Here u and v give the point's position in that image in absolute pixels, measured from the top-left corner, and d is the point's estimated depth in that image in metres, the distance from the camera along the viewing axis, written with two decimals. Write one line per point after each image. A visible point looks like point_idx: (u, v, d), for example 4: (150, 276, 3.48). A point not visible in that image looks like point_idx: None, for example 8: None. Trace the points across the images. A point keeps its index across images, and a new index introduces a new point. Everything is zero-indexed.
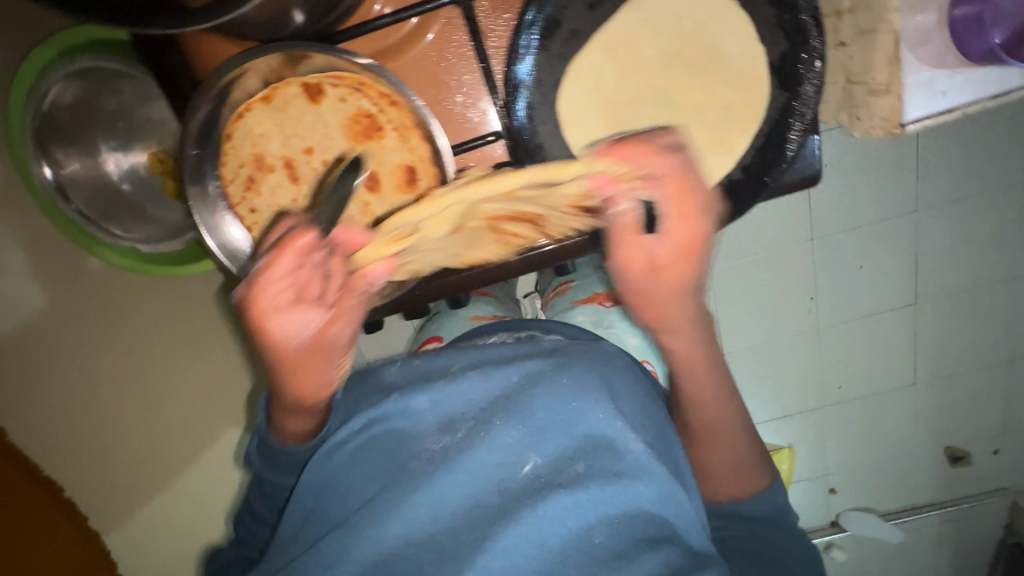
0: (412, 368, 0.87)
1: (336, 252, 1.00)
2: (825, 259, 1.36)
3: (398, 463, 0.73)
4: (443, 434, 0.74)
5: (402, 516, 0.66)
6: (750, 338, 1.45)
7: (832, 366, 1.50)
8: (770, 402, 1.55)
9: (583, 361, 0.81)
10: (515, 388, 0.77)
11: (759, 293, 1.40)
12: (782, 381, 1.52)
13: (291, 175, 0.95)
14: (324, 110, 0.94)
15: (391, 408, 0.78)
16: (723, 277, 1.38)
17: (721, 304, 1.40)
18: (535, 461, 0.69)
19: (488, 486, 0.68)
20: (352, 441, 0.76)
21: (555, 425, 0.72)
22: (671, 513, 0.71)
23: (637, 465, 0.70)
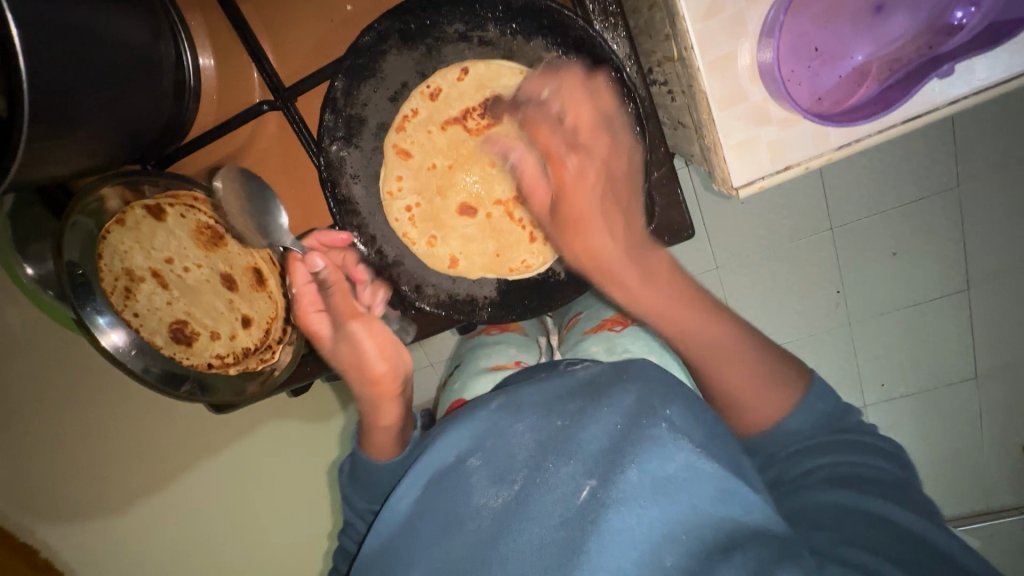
0: (472, 408, 0.65)
1: (270, 323, 0.79)
2: (944, 210, 1.03)
3: (456, 524, 0.54)
4: (493, 488, 0.54)
5: (434, 553, 0.52)
6: (817, 323, 1.19)
7: (942, 353, 1.17)
8: (834, 390, 1.26)
9: (615, 387, 0.58)
10: (556, 431, 0.56)
11: (785, 291, 1.17)
12: (893, 379, 1.22)
13: (220, 274, 0.77)
14: (176, 224, 0.74)
15: (441, 460, 0.60)
16: (795, 266, 1.14)
17: (839, 292, 1.15)
18: (590, 482, 0.51)
19: (559, 527, 0.49)
20: (425, 495, 0.58)
21: (625, 449, 0.51)
22: (744, 511, 0.48)
23: (698, 480, 0.49)
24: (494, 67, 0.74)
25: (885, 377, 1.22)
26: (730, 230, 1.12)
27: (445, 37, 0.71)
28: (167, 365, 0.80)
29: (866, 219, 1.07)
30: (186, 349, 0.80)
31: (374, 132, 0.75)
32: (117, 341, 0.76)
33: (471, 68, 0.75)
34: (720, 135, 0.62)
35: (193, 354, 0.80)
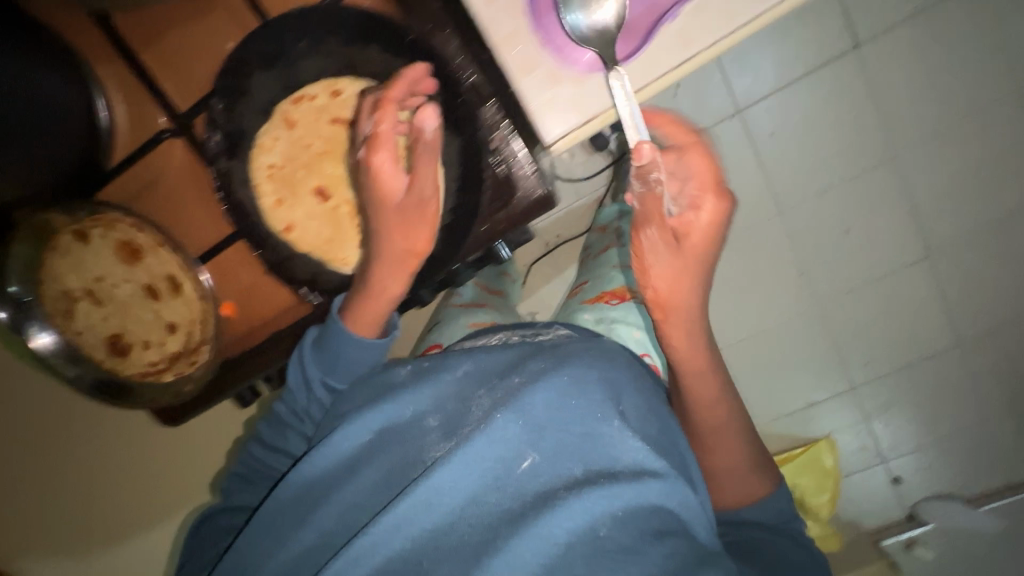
0: (425, 368, 0.62)
1: (191, 330, 0.72)
2: (885, 184, 1.09)
3: (407, 465, 0.54)
4: (443, 439, 0.55)
5: (362, 501, 0.55)
6: (791, 306, 1.18)
7: (917, 326, 1.17)
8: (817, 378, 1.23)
9: (577, 364, 0.57)
10: (511, 392, 0.55)
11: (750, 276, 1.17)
12: (875, 359, 1.20)
13: (144, 287, 0.71)
14: (97, 246, 0.69)
15: (395, 415, 0.58)
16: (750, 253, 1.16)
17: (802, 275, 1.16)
18: (533, 457, 0.52)
19: (486, 488, 0.51)
20: (366, 452, 0.57)
21: (576, 441, 0.53)
22: (669, 499, 0.52)
23: (651, 495, 0.51)
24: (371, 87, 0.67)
25: (867, 357, 1.20)
26: None
27: (292, 40, 0.65)
28: (98, 382, 0.65)
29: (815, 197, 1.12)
30: (119, 362, 0.70)
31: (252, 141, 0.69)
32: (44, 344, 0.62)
33: (341, 84, 0.69)
34: (532, 103, 0.61)
35: (126, 366, 0.70)
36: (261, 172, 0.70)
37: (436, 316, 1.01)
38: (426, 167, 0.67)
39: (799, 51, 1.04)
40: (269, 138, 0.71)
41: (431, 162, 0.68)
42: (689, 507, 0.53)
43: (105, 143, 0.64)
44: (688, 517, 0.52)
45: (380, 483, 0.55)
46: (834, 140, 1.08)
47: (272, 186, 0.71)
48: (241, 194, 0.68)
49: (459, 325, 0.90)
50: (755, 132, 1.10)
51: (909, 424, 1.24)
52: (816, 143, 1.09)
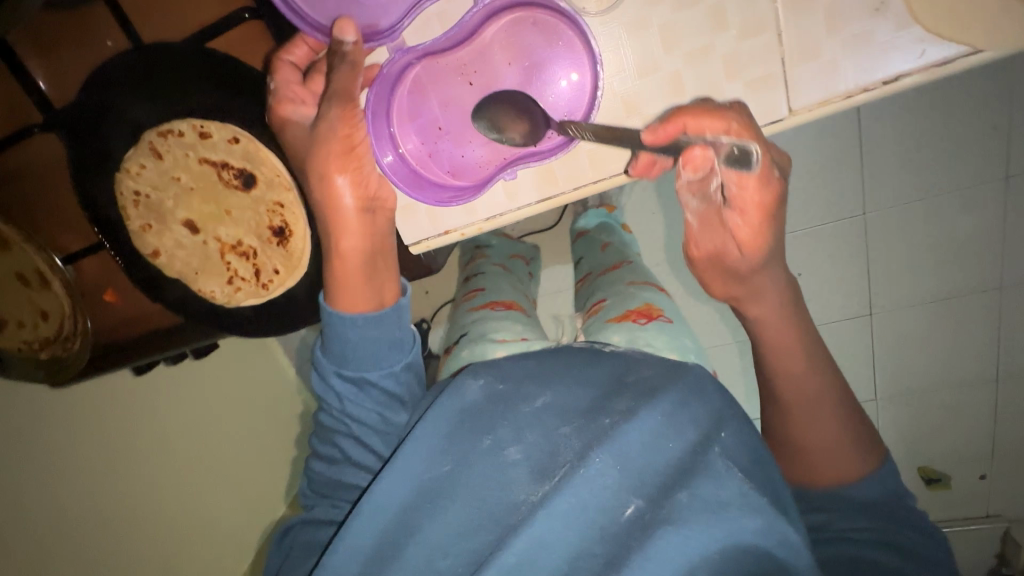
0: (501, 391, 0.49)
1: (61, 320, 0.69)
2: (853, 237, 1.07)
3: (486, 523, 0.43)
4: (529, 486, 0.44)
5: (438, 560, 0.43)
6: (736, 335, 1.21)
7: (859, 375, 1.20)
8: None
9: (675, 386, 0.47)
10: (602, 431, 0.44)
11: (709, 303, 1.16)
12: None
13: (14, 273, 0.68)
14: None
15: (414, 468, 0.47)
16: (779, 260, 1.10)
17: None
18: (637, 503, 0.42)
19: (595, 544, 0.41)
20: (442, 490, 0.45)
21: (682, 479, 0.42)
22: (781, 542, 0.41)
23: (761, 530, 0.41)
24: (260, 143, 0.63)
25: None
26: (650, 234, 1.13)
27: (167, 82, 0.60)
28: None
29: None
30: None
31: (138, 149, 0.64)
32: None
33: (211, 126, 0.63)
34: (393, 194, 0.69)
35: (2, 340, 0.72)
36: (126, 199, 0.65)
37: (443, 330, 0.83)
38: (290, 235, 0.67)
39: None
40: (135, 165, 0.64)
41: (286, 223, 0.67)
42: (798, 554, 0.42)
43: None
44: (791, 557, 0.42)
45: (471, 534, 0.43)
46: (811, 187, 1.04)
47: (139, 211, 0.66)
48: (109, 214, 0.65)
49: (480, 338, 0.70)
50: None
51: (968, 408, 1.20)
52: (790, 185, 1.05)
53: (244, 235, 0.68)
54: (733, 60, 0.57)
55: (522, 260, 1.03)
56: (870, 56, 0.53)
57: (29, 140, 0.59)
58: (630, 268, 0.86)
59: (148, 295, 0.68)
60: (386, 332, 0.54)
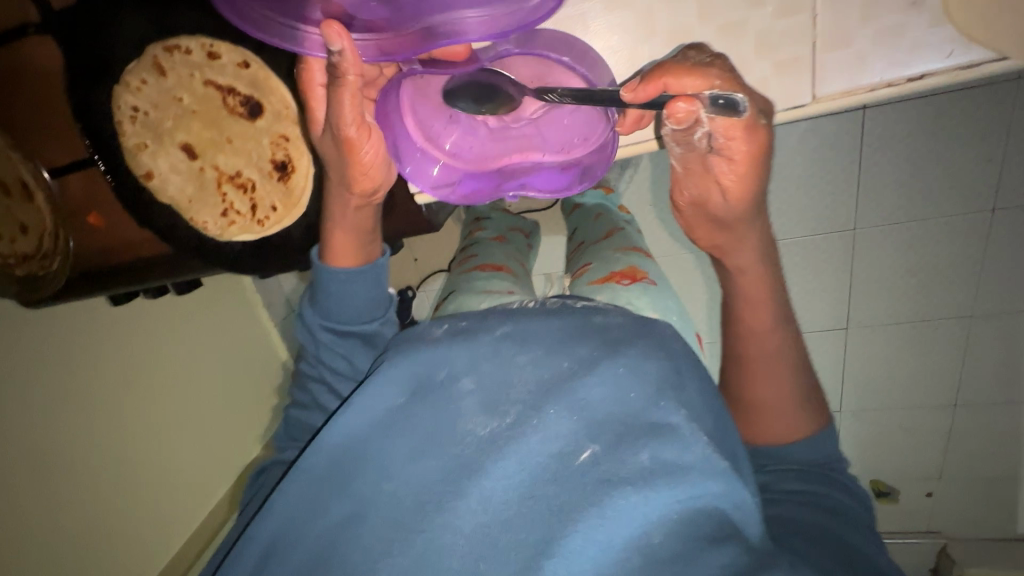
0: (461, 328, 0.53)
1: (43, 238, 0.67)
2: (839, 251, 1.09)
3: (445, 453, 0.44)
4: (489, 419, 0.45)
5: (386, 481, 0.43)
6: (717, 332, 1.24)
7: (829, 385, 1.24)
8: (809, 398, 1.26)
9: (638, 344, 0.49)
10: (560, 375, 0.47)
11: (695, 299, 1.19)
12: None
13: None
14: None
15: (384, 398, 0.48)
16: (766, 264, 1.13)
17: None
18: (594, 447, 0.42)
19: (545, 482, 0.41)
20: (399, 418, 0.46)
21: (637, 427, 0.43)
22: (734, 506, 0.42)
23: (718, 489, 0.41)
24: (263, 68, 0.61)
25: None
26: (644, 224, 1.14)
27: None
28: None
29: None
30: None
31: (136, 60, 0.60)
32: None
33: (219, 47, 0.61)
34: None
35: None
36: (123, 114, 0.61)
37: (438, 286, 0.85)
38: (294, 168, 0.66)
39: None
40: (136, 79, 0.61)
41: (290, 157, 0.66)
42: (751, 521, 0.43)
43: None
44: (742, 521, 0.42)
45: (429, 465, 0.43)
46: (807, 199, 1.05)
47: (137, 129, 0.63)
48: (99, 127, 0.60)
49: (471, 291, 0.72)
50: None
51: (926, 428, 1.25)
52: (786, 194, 1.05)
53: (242, 166, 0.67)
54: (769, 35, 0.52)
55: (522, 231, 1.03)
56: (902, 49, 0.51)
57: (25, 42, 0.55)
58: (622, 234, 0.87)
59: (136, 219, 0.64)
60: (368, 288, 0.57)
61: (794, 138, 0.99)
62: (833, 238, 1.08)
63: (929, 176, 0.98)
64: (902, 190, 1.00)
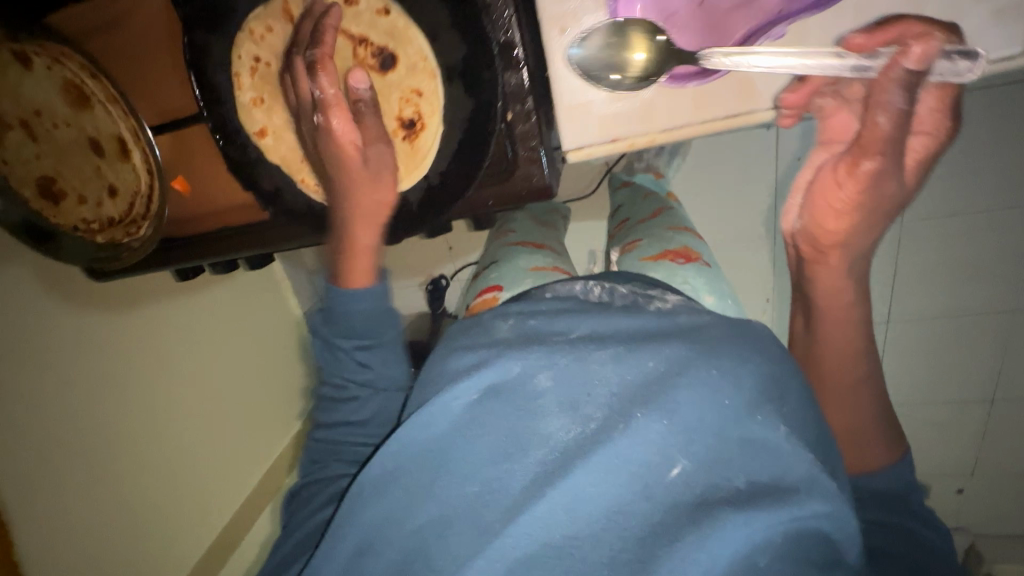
0: (532, 329, 0.52)
1: (134, 199, 0.69)
2: (885, 248, 1.08)
3: (527, 453, 0.44)
4: (574, 425, 0.44)
5: (476, 476, 0.44)
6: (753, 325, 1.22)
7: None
8: None
9: (729, 347, 0.46)
10: (647, 382, 0.45)
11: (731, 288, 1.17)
12: None
13: (88, 138, 0.66)
14: (41, 77, 0.64)
15: (466, 395, 0.48)
16: None
17: (767, 300, 1.16)
18: (685, 461, 0.41)
19: (635, 494, 0.41)
20: (474, 416, 0.46)
21: (732, 443, 0.41)
22: (837, 528, 0.41)
23: (821, 507, 0.40)
24: (404, 24, 0.62)
25: None
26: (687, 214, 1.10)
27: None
28: (27, 216, 0.63)
29: None
30: (53, 206, 0.66)
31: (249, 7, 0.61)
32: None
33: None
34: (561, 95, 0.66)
35: (59, 213, 0.66)
36: (244, 64, 0.64)
37: (482, 257, 0.92)
38: (419, 131, 0.65)
39: None
40: (261, 27, 0.62)
41: (420, 115, 0.65)
42: (849, 537, 0.42)
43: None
44: (841, 537, 0.41)
45: (514, 468, 0.44)
46: None
47: (254, 82, 0.65)
48: (212, 81, 0.64)
49: (517, 267, 0.80)
50: None
51: (961, 426, 1.25)
52: None
53: None
54: None
55: (558, 214, 1.06)
56: None
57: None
58: (669, 215, 0.91)
59: (240, 180, 0.67)
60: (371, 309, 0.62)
61: None
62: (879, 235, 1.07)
63: (985, 174, 0.97)
64: (956, 188, 0.99)
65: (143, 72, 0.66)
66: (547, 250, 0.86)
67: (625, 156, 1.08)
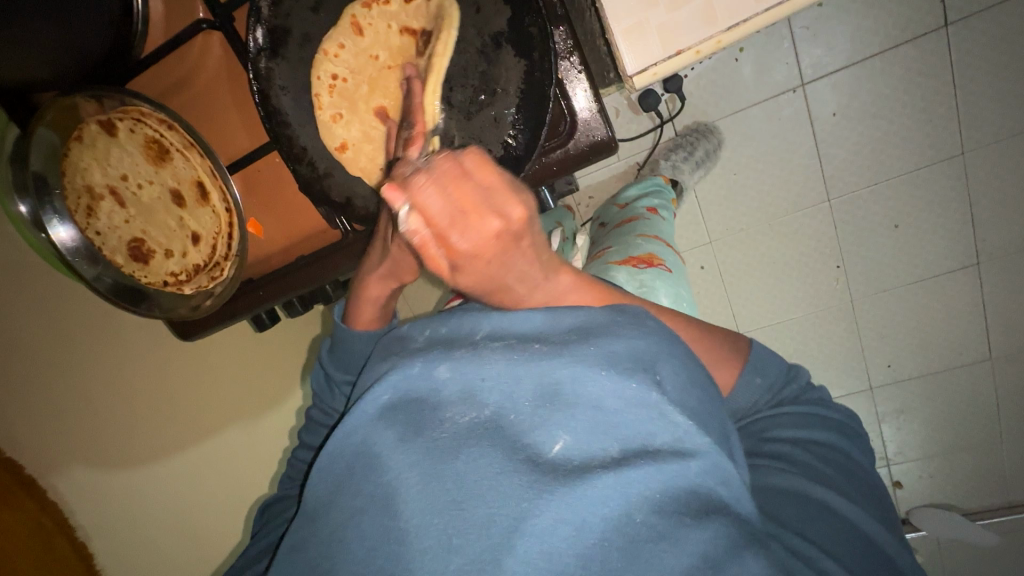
0: (442, 332, 0.47)
1: (216, 241, 0.72)
2: (952, 181, 0.99)
3: (416, 444, 0.39)
4: (461, 412, 0.40)
5: (370, 474, 0.40)
6: (818, 297, 1.14)
7: (944, 338, 1.12)
8: (945, 353, 1.13)
9: (615, 325, 0.43)
10: (534, 360, 0.40)
11: (782, 264, 1.13)
12: (899, 361, 1.16)
13: (170, 191, 0.70)
14: (126, 141, 0.68)
15: (368, 402, 0.42)
16: (867, 213, 1.05)
17: (839, 267, 1.11)
18: (564, 436, 0.38)
19: (514, 471, 0.36)
20: (375, 416, 0.42)
21: (620, 417, 0.38)
22: (718, 486, 0.37)
23: (693, 472, 0.37)
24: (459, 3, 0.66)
25: (891, 359, 1.16)
26: (723, 199, 1.10)
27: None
28: (121, 279, 0.68)
29: (866, 189, 1.04)
30: (143, 267, 0.71)
31: (300, 47, 0.67)
32: (67, 239, 0.65)
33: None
34: (610, 18, 0.62)
35: (149, 272, 0.71)
36: (322, 83, 0.70)
37: None
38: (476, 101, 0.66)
39: (880, 25, 0.91)
40: (334, 46, 0.69)
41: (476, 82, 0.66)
42: (743, 500, 0.38)
43: (139, 35, 0.65)
44: (733, 500, 0.38)
45: (397, 465, 0.39)
46: (900, 135, 0.98)
47: (332, 100, 0.71)
48: (278, 104, 0.67)
49: None
50: (815, 111, 0.99)
51: None
52: (878, 132, 0.99)
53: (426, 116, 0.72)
54: None
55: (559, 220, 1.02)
56: None
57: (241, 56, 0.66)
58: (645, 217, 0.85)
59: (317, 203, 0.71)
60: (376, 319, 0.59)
61: (877, 73, 0.94)
62: (937, 170, 0.99)
63: None
64: (1014, 101, 0.92)
65: (219, 133, 0.71)
66: None
67: (653, 150, 1.08)
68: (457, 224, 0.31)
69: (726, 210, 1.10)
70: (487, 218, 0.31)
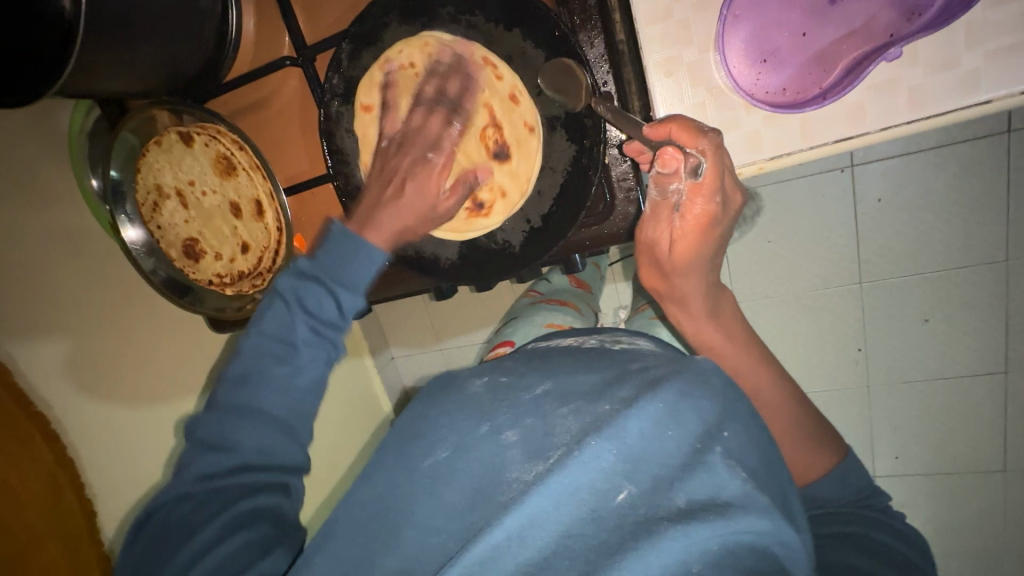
0: (502, 383, 0.52)
1: (263, 254, 0.75)
2: (993, 285, 0.97)
3: (482, 498, 0.43)
4: (528, 472, 0.43)
5: (431, 534, 0.43)
6: (837, 376, 1.13)
7: (961, 439, 1.09)
8: (958, 453, 1.10)
9: (676, 378, 0.46)
10: (599, 417, 0.45)
11: (804, 339, 1.12)
12: (909, 455, 1.14)
13: (230, 203, 0.75)
14: (200, 152, 0.73)
15: (430, 451, 0.48)
16: (898, 304, 1.04)
17: (860, 350, 1.09)
18: (630, 488, 0.41)
19: (583, 524, 0.40)
20: (440, 472, 0.46)
21: (680, 472, 0.41)
22: (779, 541, 0.39)
23: (757, 526, 0.39)
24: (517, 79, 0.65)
25: (899, 452, 1.14)
26: (755, 264, 1.09)
27: (438, 14, 0.65)
28: (172, 273, 0.79)
29: (902, 279, 1.02)
30: (193, 264, 0.78)
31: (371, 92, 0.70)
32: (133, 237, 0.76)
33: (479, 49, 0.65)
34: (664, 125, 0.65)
35: (197, 269, 0.79)
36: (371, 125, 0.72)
37: (508, 313, 0.94)
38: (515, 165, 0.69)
39: None
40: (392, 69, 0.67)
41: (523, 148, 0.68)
42: (798, 559, 0.41)
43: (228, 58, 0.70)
44: (789, 556, 0.40)
45: (470, 509, 0.43)
46: (946, 230, 0.96)
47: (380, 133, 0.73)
48: (341, 144, 0.71)
49: (534, 324, 0.81)
50: (862, 195, 0.99)
51: None
52: (924, 225, 0.97)
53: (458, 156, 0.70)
54: (920, 91, 0.57)
55: (595, 264, 1.03)
56: None
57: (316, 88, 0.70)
58: None
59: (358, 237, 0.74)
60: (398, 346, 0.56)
61: (931, 166, 0.93)
62: (977, 270, 0.97)
63: None
64: None
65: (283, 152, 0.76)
66: (572, 309, 0.86)
67: None
68: (708, 191, 0.50)
69: (757, 276, 1.10)
70: (697, 204, 0.51)
